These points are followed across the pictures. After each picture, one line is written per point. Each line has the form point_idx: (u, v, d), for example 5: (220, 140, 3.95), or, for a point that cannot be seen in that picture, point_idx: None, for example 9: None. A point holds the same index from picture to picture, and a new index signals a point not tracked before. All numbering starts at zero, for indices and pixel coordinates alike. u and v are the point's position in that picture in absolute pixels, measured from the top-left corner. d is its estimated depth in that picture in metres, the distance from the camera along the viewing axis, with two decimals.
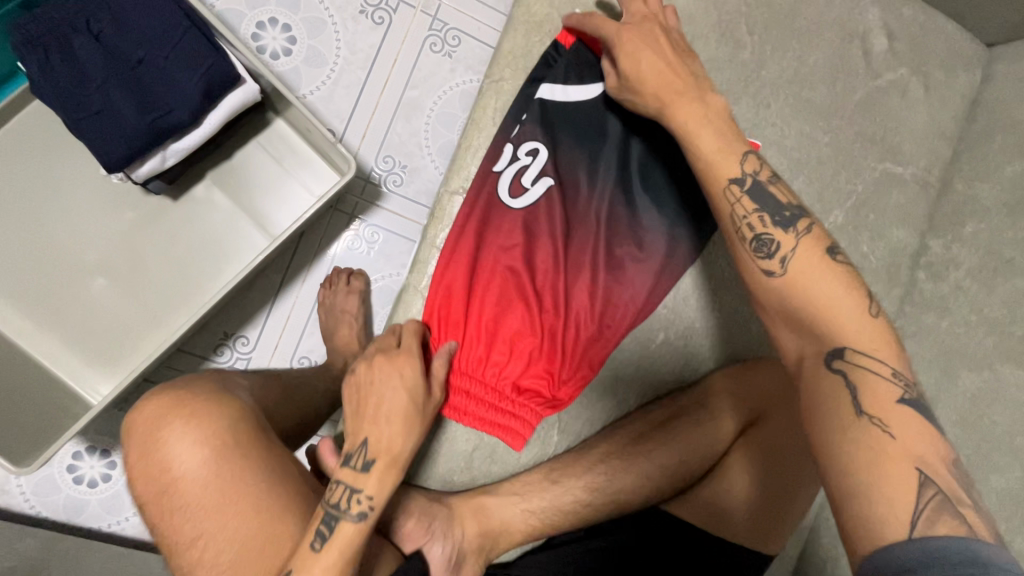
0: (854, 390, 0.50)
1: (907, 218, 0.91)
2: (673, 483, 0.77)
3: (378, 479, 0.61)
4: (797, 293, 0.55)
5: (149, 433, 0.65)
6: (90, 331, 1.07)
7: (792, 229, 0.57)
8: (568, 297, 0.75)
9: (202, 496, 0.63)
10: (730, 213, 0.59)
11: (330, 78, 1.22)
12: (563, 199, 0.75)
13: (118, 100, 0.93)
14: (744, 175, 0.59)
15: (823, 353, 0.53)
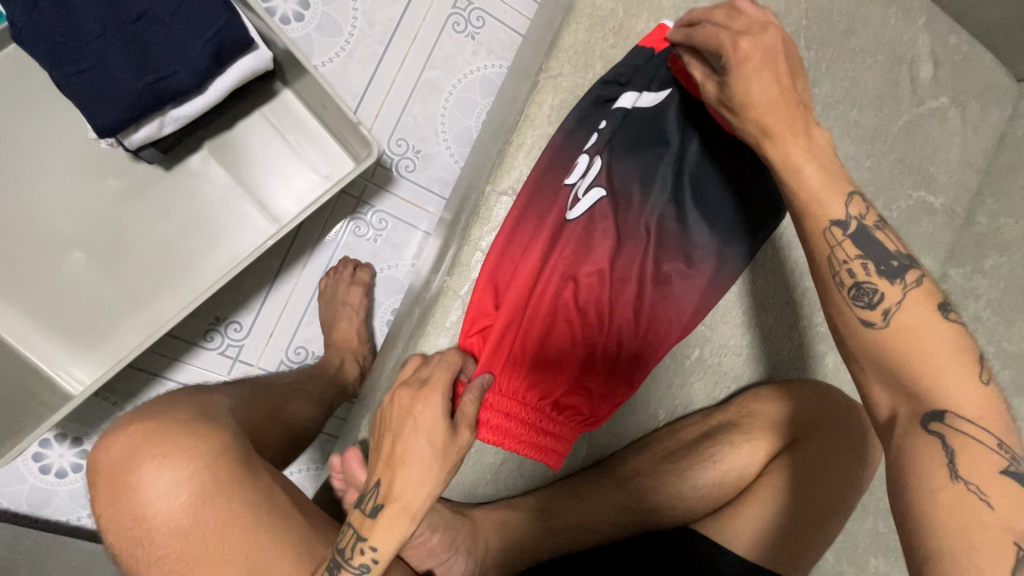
0: (951, 452, 0.49)
1: (933, 247, 0.92)
2: (702, 505, 0.75)
3: (385, 530, 0.52)
4: (902, 345, 0.52)
5: (117, 474, 0.54)
6: (65, 311, 0.97)
7: (900, 281, 0.54)
8: (612, 314, 0.74)
9: (183, 551, 0.52)
10: (828, 258, 0.56)
11: (344, 49, 1.13)
12: (613, 211, 0.73)
13: (114, 58, 0.82)
14: (850, 218, 0.56)
15: (920, 413, 0.51)
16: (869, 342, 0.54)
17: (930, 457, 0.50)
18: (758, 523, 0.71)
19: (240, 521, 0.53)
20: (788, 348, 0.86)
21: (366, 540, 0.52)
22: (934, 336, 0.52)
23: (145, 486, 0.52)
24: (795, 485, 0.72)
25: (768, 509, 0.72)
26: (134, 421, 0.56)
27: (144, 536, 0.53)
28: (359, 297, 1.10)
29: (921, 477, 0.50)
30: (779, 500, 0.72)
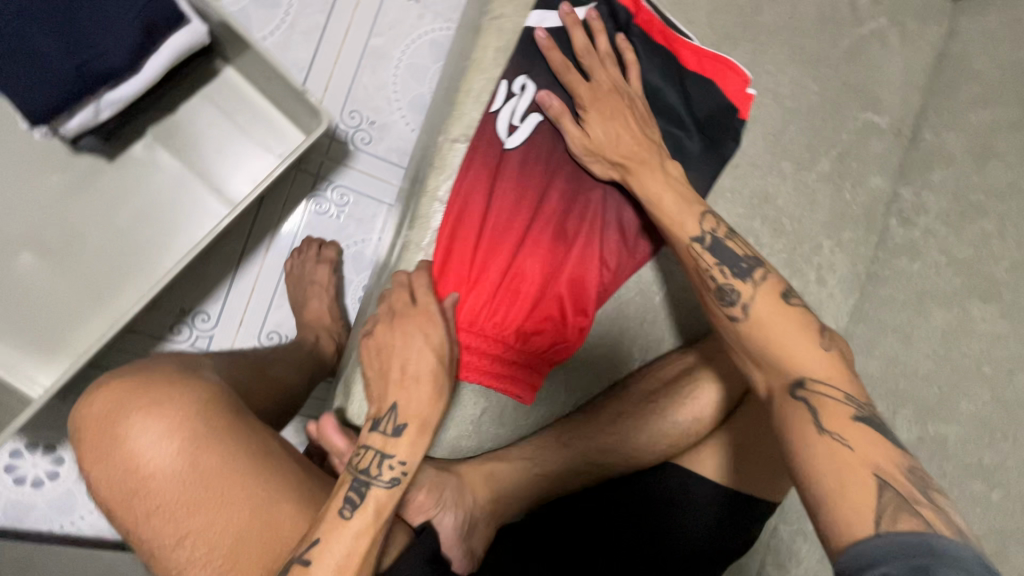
0: (816, 411, 0.59)
1: (884, 167, 0.94)
2: (684, 438, 0.78)
3: (408, 444, 0.60)
4: (756, 330, 0.64)
5: (105, 430, 0.54)
6: (23, 309, 0.94)
7: (750, 278, 0.66)
8: (570, 236, 0.75)
9: (186, 493, 0.53)
10: (695, 263, 0.69)
11: (285, 22, 1.10)
12: (553, 137, 0.74)
13: (39, 40, 0.79)
14: (704, 233, 0.69)
15: (787, 384, 0.62)
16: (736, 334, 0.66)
17: (801, 421, 0.59)
18: (734, 451, 0.75)
19: (240, 458, 0.55)
20: None
21: (393, 455, 0.59)
22: (783, 322, 0.64)
23: (136, 436, 0.53)
24: (770, 412, 0.75)
25: (740, 434, 0.76)
26: (120, 380, 0.56)
27: (142, 486, 0.53)
28: (326, 274, 1.08)
29: (799, 441, 0.58)
30: (754, 428, 0.76)
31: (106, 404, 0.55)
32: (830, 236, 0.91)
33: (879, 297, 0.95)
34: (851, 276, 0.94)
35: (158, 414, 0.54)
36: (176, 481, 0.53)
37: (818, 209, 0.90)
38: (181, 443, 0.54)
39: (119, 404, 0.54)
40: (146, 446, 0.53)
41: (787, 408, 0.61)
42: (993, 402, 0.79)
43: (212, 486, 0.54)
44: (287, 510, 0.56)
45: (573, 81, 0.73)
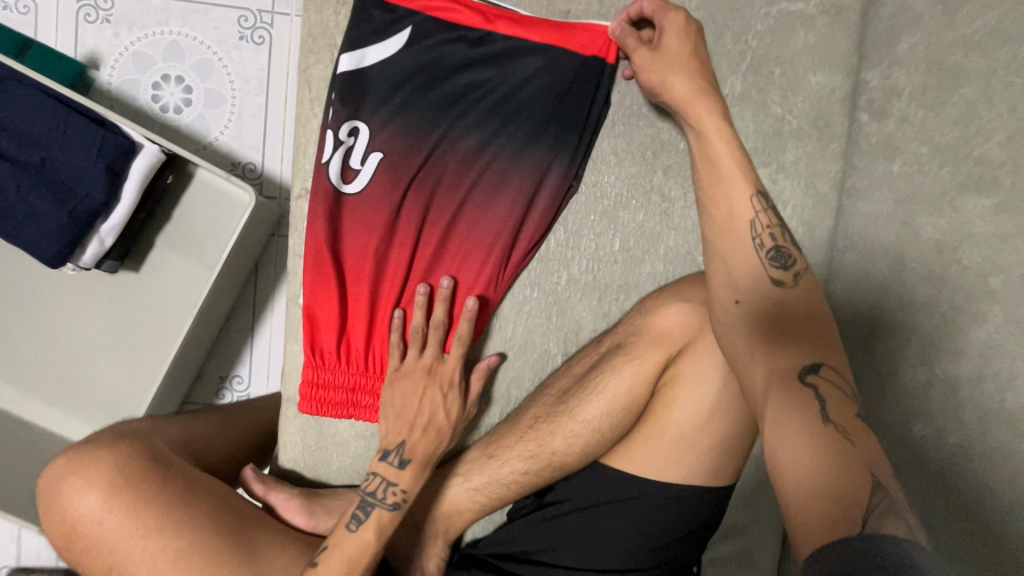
0: (822, 398, 0.53)
1: (827, 57, 0.76)
2: (601, 438, 0.71)
3: (413, 475, 0.70)
4: (789, 301, 0.59)
5: (58, 488, 0.67)
6: (103, 402, 1.19)
7: (798, 259, 0.61)
8: (435, 261, 0.75)
9: (107, 534, 0.65)
10: (750, 221, 0.62)
11: (234, 113, 1.22)
12: (396, 171, 0.73)
13: (37, 203, 0.98)
14: (763, 190, 0.63)
15: (802, 363, 0.55)
16: (756, 309, 0.59)
17: (804, 402, 0.52)
18: (672, 446, 0.67)
19: (162, 497, 0.66)
20: (676, 237, 0.77)
21: (397, 484, 0.69)
22: (813, 303, 0.59)
23: (68, 491, 0.66)
24: (686, 397, 0.67)
25: (677, 424, 0.67)
26: (70, 447, 0.69)
27: (88, 529, 0.65)
28: None
29: (794, 424, 0.52)
30: (679, 421, 0.67)
31: (58, 468, 0.68)
32: (766, 163, 0.77)
33: (862, 215, 0.76)
34: (809, 202, 0.78)
35: (82, 472, 0.66)
36: (98, 526, 0.65)
37: (739, 137, 0.76)
38: (102, 491, 0.65)
39: (67, 467, 0.67)
40: (85, 496, 0.65)
41: (784, 392, 0.54)
42: (1007, 323, 0.59)
43: (138, 522, 0.65)
44: (206, 532, 0.66)
45: (399, 109, 0.73)
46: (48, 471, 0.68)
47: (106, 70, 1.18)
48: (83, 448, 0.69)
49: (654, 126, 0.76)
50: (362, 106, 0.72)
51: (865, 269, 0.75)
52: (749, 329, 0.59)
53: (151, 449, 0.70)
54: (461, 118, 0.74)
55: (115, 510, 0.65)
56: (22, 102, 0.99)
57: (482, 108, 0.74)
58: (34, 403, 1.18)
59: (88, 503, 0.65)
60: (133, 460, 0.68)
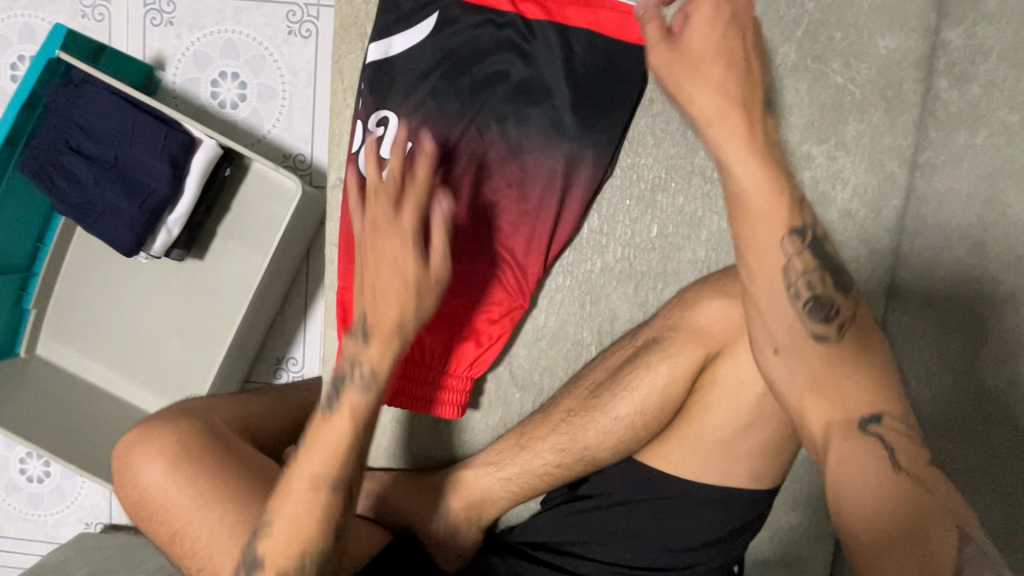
0: (892, 450, 0.51)
1: (899, 17, 0.67)
2: (634, 435, 0.68)
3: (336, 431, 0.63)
4: (837, 357, 0.52)
5: (126, 460, 0.74)
6: (176, 379, 1.30)
7: (837, 307, 0.53)
8: (464, 249, 0.73)
9: (171, 504, 0.71)
10: (780, 270, 0.52)
11: (285, 106, 1.26)
12: None
13: (111, 197, 1.06)
14: (805, 226, 0.52)
15: (861, 413, 0.52)
16: (795, 364, 0.53)
17: (874, 458, 0.51)
18: (712, 445, 0.64)
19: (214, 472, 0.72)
20: (720, 222, 0.72)
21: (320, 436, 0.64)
22: (866, 346, 0.53)
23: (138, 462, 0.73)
24: (723, 399, 0.63)
25: (718, 424, 0.63)
26: (136, 424, 0.76)
27: (150, 498, 0.72)
28: None
29: (862, 480, 0.51)
30: (715, 421, 0.63)
31: (127, 442, 0.75)
32: (823, 139, 0.70)
33: (937, 195, 0.67)
34: (876, 180, 0.70)
35: (149, 444, 0.73)
36: (163, 495, 0.71)
37: (792, 112, 0.69)
38: (164, 464, 0.72)
39: (134, 443, 0.74)
40: (149, 469, 0.72)
41: (847, 446, 0.51)
42: None
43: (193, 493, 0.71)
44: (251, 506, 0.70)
45: (426, 97, 0.72)
46: (119, 445, 0.76)
47: (171, 71, 1.26)
48: (151, 424, 0.76)
49: (695, 104, 0.70)
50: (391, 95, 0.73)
51: (939, 256, 0.67)
52: (798, 380, 0.53)
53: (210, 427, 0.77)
54: (488, 103, 0.72)
55: (178, 482, 0.71)
56: (95, 103, 1.06)
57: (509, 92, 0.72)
58: (119, 379, 1.31)
59: (155, 474, 0.72)
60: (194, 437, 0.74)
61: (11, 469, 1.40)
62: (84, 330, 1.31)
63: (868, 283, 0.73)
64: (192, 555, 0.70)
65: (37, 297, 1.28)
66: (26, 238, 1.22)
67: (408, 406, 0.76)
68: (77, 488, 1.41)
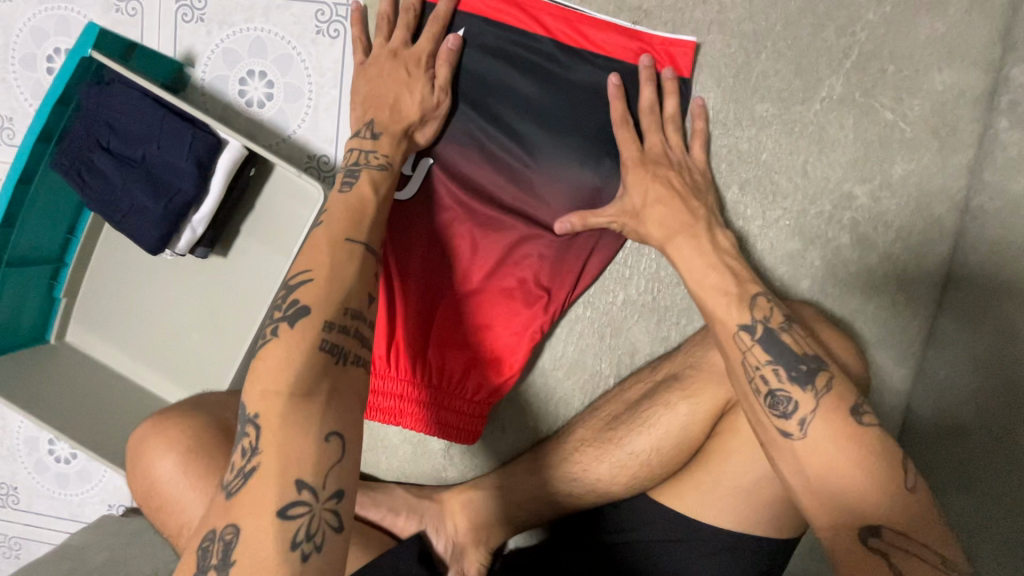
0: (898, 569, 0.45)
1: (958, 51, 0.63)
2: (649, 472, 0.67)
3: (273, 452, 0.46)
4: (810, 462, 0.48)
5: (139, 454, 0.76)
6: (196, 367, 1.34)
7: (812, 387, 0.49)
8: (486, 273, 0.72)
9: (180, 494, 0.73)
10: (741, 363, 0.52)
11: (310, 106, 1.24)
12: (450, 178, 0.71)
13: (137, 196, 1.07)
14: (755, 321, 0.53)
15: (862, 526, 0.47)
16: (786, 459, 0.49)
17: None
18: (732, 493, 0.62)
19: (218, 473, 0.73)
20: (750, 260, 0.68)
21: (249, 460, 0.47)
22: (851, 448, 0.47)
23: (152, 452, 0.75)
24: (743, 445, 0.61)
25: (736, 472, 0.61)
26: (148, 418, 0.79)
27: (162, 494, 0.75)
28: None
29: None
30: (734, 466, 0.61)
31: (140, 436, 0.77)
32: (867, 179, 0.66)
33: (987, 244, 0.62)
34: (921, 224, 0.66)
35: (163, 441, 0.76)
36: (174, 485, 0.74)
37: (834, 148, 0.66)
38: (175, 458, 0.75)
39: (147, 438, 0.77)
40: (160, 462, 0.75)
41: (851, 561, 0.46)
42: None
43: (199, 491, 0.73)
44: None
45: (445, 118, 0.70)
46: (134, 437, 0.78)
47: (199, 68, 1.23)
48: (167, 416, 0.79)
49: (730, 137, 0.67)
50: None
51: (984, 309, 0.62)
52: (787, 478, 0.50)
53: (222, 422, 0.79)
54: (513, 126, 0.69)
55: (187, 474, 0.73)
56: (125, 101, 1.07)
57: (534, 112, 0.68)
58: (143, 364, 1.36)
59: (168, 464, 0.74)
60: (207, 430, 0.76)
61: (41, 450, 1.46)
62: (109, 313, 1.35)
63: (905, 331, 0.69)
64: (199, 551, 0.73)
65: (67, 288, 1.31)
66: (57, 231, 1.24)
67: (421, 427, 0.76)
68: (101, 470, 1.46)
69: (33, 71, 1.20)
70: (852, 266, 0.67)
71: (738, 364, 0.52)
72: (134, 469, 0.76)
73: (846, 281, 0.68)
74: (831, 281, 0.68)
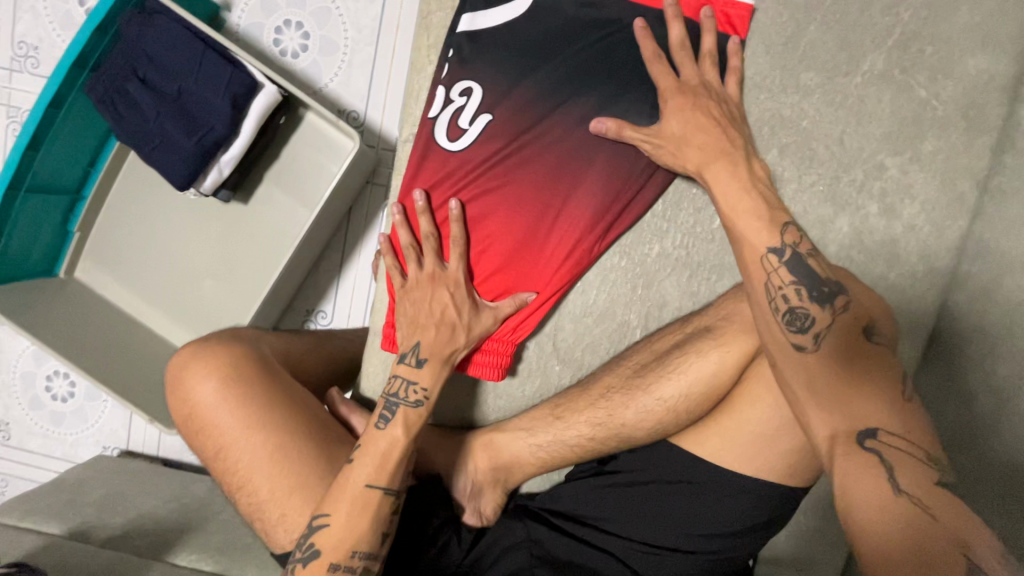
0: (892, 468, 0.51)
1: (992, 38, 0.67)
2: (675, 419, 0.71)
3: (430, 373, 0.73)
4: (823, 366, 0.56)
5: (177, 380, 0.74)
6: (210, 316, 1.32)
7: (830, 306, 0.59)
8: (529, 217, 0.74)
9: (218, 422, 0.73)
10: (764, 283, 0.61)
11: (344, 61, 1.27)
12: (502, 125, 0.73)
13: (171, 129, 1.08)
14: (783, 246, 0.61)
15: (856, 430, 0.53)
16: (793, 373, 0.58)
17: (869, 475, 0.51)
18: (755, 437, 0.64)
19: (262, 406, 0.73)
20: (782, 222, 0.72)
21: (416, 383, 0.72)
22: (864, 359, 0.57)
23: (189, 379, 0.74)
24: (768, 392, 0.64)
25: (760, 418, 0.64)
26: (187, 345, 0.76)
27: (200, 421, 0.73)
28: None
29: (866, 501, 0.51)
30: (757, 411, 0.65)
31: (180, 361, 0.75)
32: (898, 152, 0.70)
33: (1004, 219, 0.66)
34: (945, 199, 0.70)
35: (203, 368, 0.73)
36: (213, 414, 0.73)
37: (870, 121, 0.70)
38: (217, 387, 0.73)
39: (187, 364, 0.75)
40: (200, 390, 0.73)
41: (848, 459, 0.53)
42: None
43: (243, 422, 0.72)
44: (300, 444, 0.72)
45: (499, 62, 0.72)
46: (172, 362, 0.76)
47: (236, 12, 1.27)
48: (206, 344, 0.76)
49: (775, 102, 0.70)
50: (469, 50, 0.72)
51: (997, 279, 0.66)
52: (800, 387, 0.58)
53: (260, 354, 0.78)
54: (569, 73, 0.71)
55: (230, 406, 0.72)
56: (166, 34, 1.07)
57: (591, 63, 0.71)
58: (154, 308, 1.34)
59: (206, 392, 0.73)
60: (246, 361, 0.75)
61: (37, 386, 1.44)
62: (124, 254, 1.32)
63: (922, 301, 0.73)
64: (234, 480, 0.72)
65: (82, 221, 1.30)
66: (78, 162, 1.23)
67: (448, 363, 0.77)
68: (99, 411, 1.44)
69: (63, 3, 1.25)
70: (877, 234, 0.72)
71: (763, 284, 0.61)
72: (172, 394, 0.74)
73: (870, 248, 0.72)
74: (856, 247, 0.72)
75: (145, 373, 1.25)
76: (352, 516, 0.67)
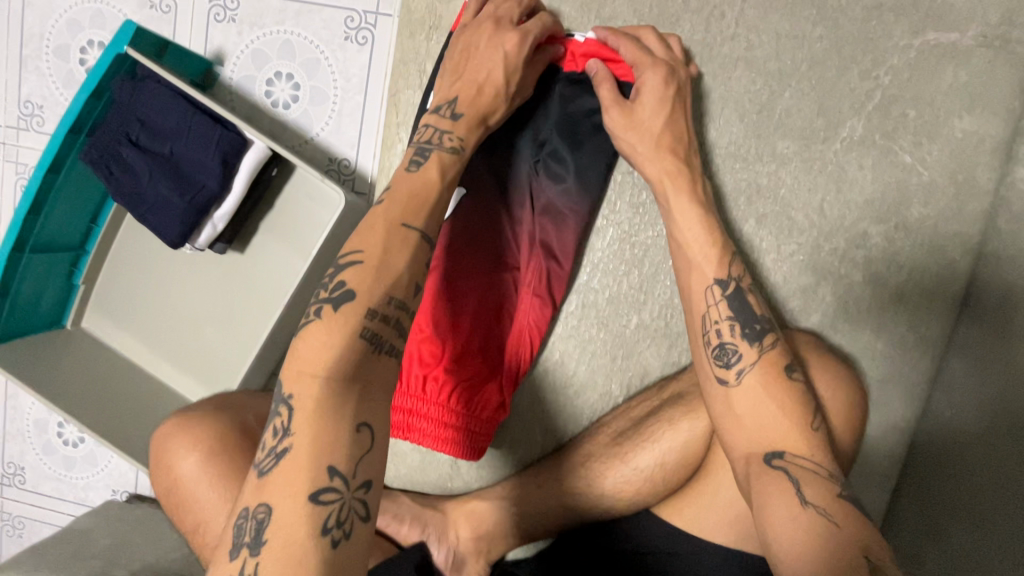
0: (797, 482, 0.52)
1: (982, 97, 0.64)
2: (651, 488, 0.69)
3: (467, 126, 0.65)
4: (747, 405, 0.56)
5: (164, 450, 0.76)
6: (206, 362, 1.33)
7: (758, 344, 0.58)
8: (506, 291, 0.74)
9: (196, 498, 0.73)
10: (702, 316, 0.60)
11: (335, 111, 1.23)
12: (479, 201, 0.73)
13: (164, 190, 1.08)
14: (730, 278, 0.61)
15: (767, 450, 0.54)
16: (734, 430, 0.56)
17: (782, 491, 0.51)
18: (735, 519, 0.63)
19: (235, 480, 0.72)
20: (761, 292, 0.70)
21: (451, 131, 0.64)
22: (767, 392, 0.56)
23: (172, 451, 0.75)
24: None
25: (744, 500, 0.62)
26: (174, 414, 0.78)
27: (181, 492, 0.74)
28: None
29: (774, 510, 0.51)
30: (728, 484, 0.63)
31: (166, 429, 0.77)
32: (882, 219, 0.67)
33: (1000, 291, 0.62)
34: (933, 266, 0.67)
35: (187, 438, 0.75)
36: (189, 492, 0.73)
37: (851, 186, 0.67)
38: (196, 458, 0.74)
39: (172, 433, 0.76)
40: (182, 460, 0.74)
41: (762, 478, 0.53)
42: None
43: (219, 494, 0.72)
44: None
45: None
46: (161, 428, 0.78)
47: (229, 66, 1.25)
48: (191, 415, 0.78)
49: (748, 171, 0.68)
50: None
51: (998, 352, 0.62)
52: (733, 429, 0.56)
53: (240, 425, 0.77)
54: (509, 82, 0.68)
55: (206, 476, 0.73)
56: (156, 99, 1.08)
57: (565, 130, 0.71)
58: (154, 353, 1.35)
59: (186, 466, 0.74)
60: (226, 433, 0.75)
61: (49, 431, 1.47)
62: (125, 305, 1.35)
63: (913, 370, 0.69)
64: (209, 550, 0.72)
65: (85, 274, 1.33)
66: (80, 220, 1.26)
67: (426, 444, 0.73)
68: (107, 456, 1.46)
69: (65, 63, 1.23)
70: (862, 303, 0.69)
71: (699, 312, 0.60)
72: (158, 461, 0.76)
73: (856, 317, 0.69)
74: (842, 317, 0.70)
75: (141, 424, 1.26)
76: (320, 434, 0.49)
